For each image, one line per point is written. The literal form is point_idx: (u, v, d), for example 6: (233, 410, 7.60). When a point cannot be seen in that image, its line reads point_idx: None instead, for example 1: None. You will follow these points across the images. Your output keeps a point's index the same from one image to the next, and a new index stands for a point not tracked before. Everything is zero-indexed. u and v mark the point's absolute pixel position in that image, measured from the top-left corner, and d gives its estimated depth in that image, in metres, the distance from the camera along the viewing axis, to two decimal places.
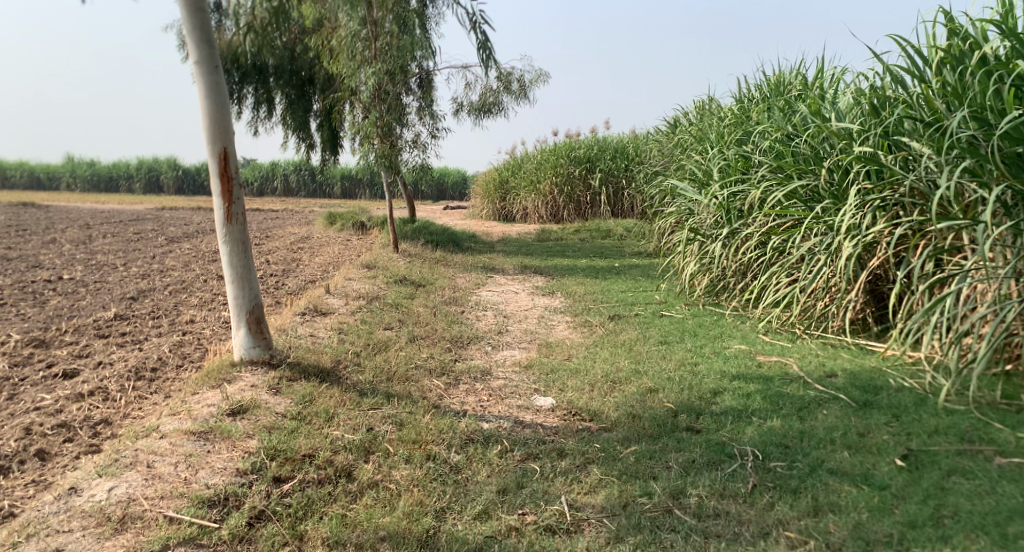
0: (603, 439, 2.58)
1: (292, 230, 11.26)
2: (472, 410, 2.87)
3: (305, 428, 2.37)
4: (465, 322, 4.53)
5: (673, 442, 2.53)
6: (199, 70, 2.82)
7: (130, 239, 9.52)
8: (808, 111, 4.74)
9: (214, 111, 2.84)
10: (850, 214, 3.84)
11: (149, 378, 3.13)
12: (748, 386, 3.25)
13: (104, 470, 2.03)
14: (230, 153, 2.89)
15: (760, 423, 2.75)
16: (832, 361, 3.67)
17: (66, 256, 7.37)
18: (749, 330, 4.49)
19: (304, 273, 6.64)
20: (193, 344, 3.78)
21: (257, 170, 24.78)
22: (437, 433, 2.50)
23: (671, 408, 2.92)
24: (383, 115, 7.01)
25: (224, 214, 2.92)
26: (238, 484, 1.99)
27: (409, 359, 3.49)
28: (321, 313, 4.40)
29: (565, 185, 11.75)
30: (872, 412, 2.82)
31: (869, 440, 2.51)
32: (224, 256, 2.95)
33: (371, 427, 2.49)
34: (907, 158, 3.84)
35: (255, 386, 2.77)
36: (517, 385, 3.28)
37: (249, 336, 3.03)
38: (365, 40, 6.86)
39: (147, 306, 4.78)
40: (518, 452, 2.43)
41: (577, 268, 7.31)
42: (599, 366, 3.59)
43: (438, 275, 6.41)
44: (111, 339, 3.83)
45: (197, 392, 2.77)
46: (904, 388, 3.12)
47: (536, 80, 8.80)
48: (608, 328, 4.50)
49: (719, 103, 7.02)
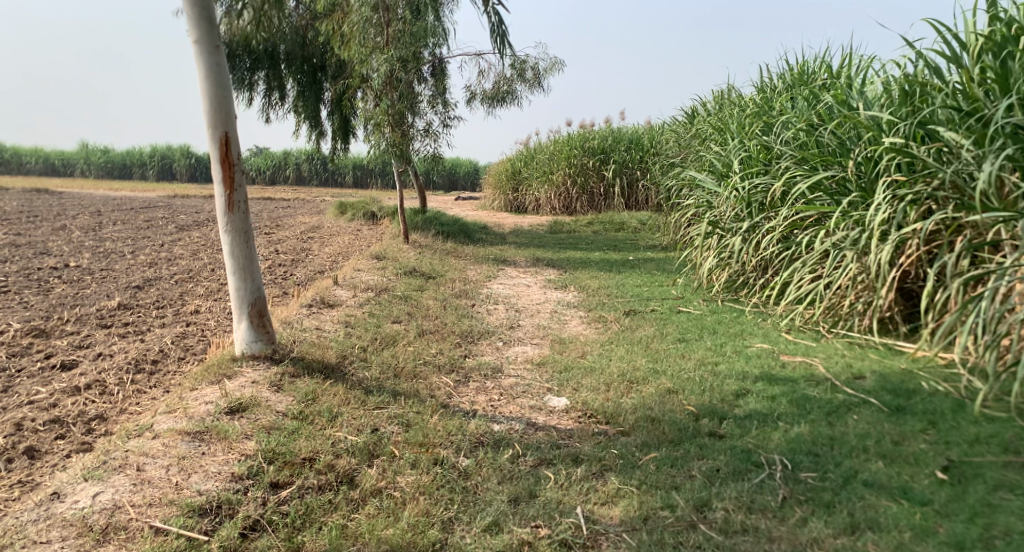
0: (621, 444, 2.44)
1: (302, 219, 11.16)
2: (482, 411, 2.74)
3: (308, 429, 2.25)
4: (475, 316, 4.40)
5: (696, 449, 2.39)
6: (199, 49, 2.68)
7: (140, 226, 9.46)
8: (834, 101, 4.53)
9: (215, 94, 2.71)
10: (882, 208, 3.66)
11: (149, 372, 3.03)
12: (773, 388, 3.09)
13: (90, 474, 1.91)
14: (232, 138, 2.76)
15: (786, 429, 2.60)
16: (859, 362, 3.50)
17: (75, 243, 7.30)
18: (770, 328, 4.33)
19: (313, 263, 6.53)
20: (196, 336, 3.67)
21: (270, 158, 24.70)
22: (445, 435, 2.37)
23: (692, 412, 2.77)
24: (395, 103, 6.86)
25: (225, 203, 2.79)
26: (232, 490, 1.87)
27: (418, 355, 3.36)
28: (328, 305, 4.28)
29: (578, 176, 11.58)
30: (906, 419, 2.66)
31: (905, 450, 2.35)
32: (225, 246, 2.83)
33: (377, 428, 2.37)
34: (941, 150, 3.65)
35: (256, 382, 2.65)
36: (530, 384, 3.15)
37: (251, 330, 2.91)
38: (377, 25, 6.73)
39: (152, 295, 4.69)
40: (530, 457, 2.30)
41: (591, 261, 7.15)
42: (615, 364, 3.44)
43: (449, 267, 6.28)
44: (113, 330, 3.73)
45: (195, 388, 2.65)
46: (938, 392, 2.94)
47: (551, 67, 8.61)
48: (624, 324, 4.35)
49: (739, 93, 6.81)
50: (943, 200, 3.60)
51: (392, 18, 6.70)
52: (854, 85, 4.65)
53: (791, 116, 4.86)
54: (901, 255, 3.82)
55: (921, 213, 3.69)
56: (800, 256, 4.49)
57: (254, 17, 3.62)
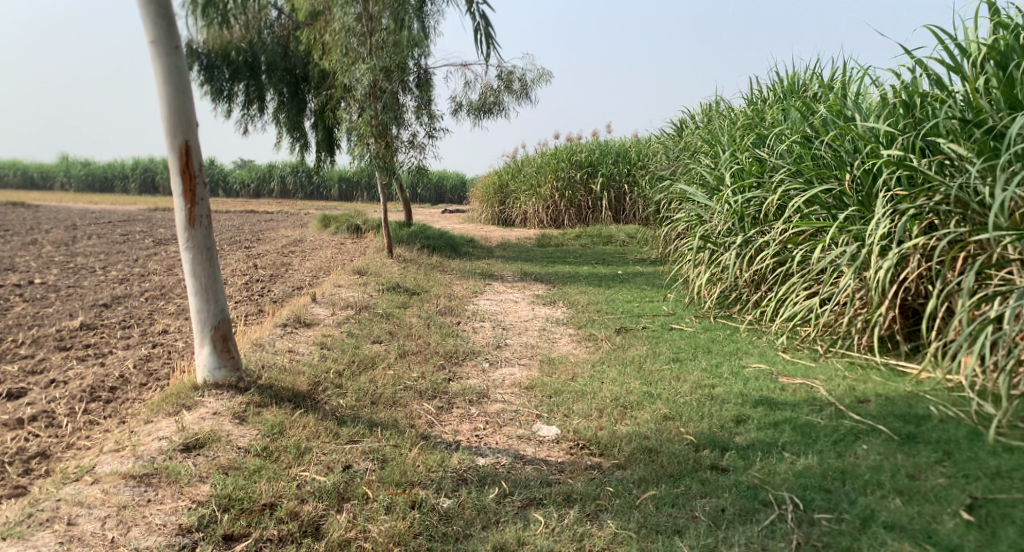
0: (617, 480, 2.24)
1: (285, 233, 10.90)
2: (466, 442, 2.54)
3: (272, 467, 2.04)
4: (461, 335, 4.20)
5: (698, 485, 2.20)
6: (155, 50, 2.47)
7: (116, 240, 9.17)
8: (829, 112, 4.41)
9: (174, 99, 2.50)
10: (882, 222, 3.51)
11: (105, 400, 2.80)
12: (775, 414, 2.91)
13: (10, 531, 1.68)
14: (193, 147, 2.55)
15: (793, 461, 2.41)
16: (861, 384, 3.33)
17: (43, 259, 7.02)
18: (766, 347, 4.16)
19: (293, 279, 6.29)
20: (161, 359, 3.44)
21: (254, 170, 24.32)
22: (424, 472, 2.16)
23: (692, 442, 2.57)
24: (379, 114, 6.66)
25: (186, 217, 2.57)
26: (177, 546, 1.66)
27: (398, 379, 3.15)
28: (304, 325, 4.07)
29: (566, 190, 11.45)
30: (919, 448, 2.49)
31: (923, 485, 2.17)
32: (186, 264, 2.61)
33: (349, 465, 2.16)
34: (943, 162, 3.53)
35: (217, 413, 2.43)
36: (518, 410, 2.94)
37: (214, 355, 2.68)
38: (360, 35, 6.55)
39: (119, 314, 4.44)
40: (518, 497, 2.09)
41: (580, 275, 6.97)
42: (607, 388, 3.24)
43: (433, 282, 6.07)
44: (71, 352, 3.49)
45: (150, 421, 2.43)
46: (948, 418, 2.77)
47: (538, 78, 8.46)
48: (615, 343, 4.17)
49: (728, 105, 6.72)
50: (945, 215, 3.46)
51: (377, 27, 6.55)
52: (849, 96, 4.55)
53: (784, 127, 4.74)
54: (902, 272, 3.67)
55: (922, 228, 3.55)
56: (796, 271, 4.34)
57: (217, 13, 3.31)
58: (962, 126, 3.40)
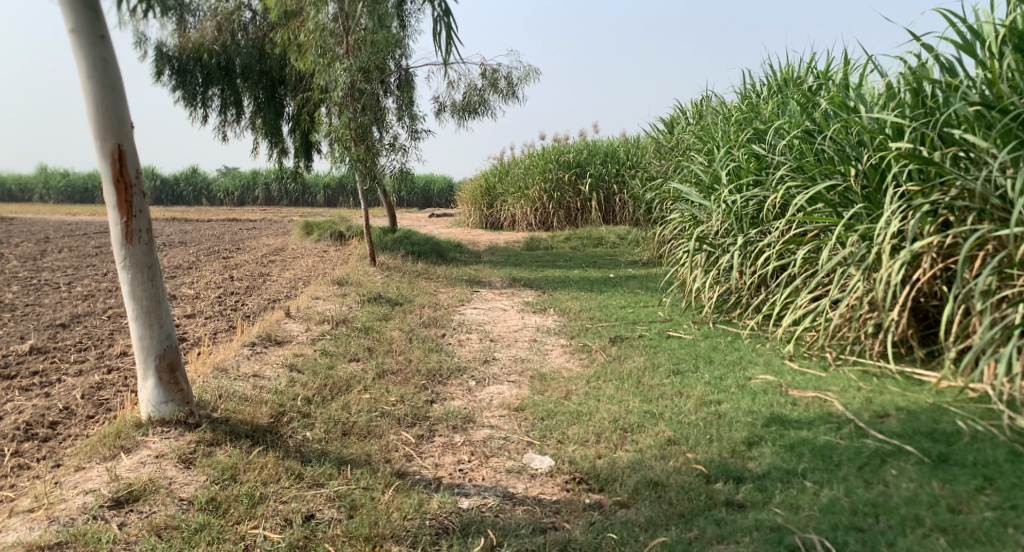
0: (619, 522, 1.97)
1: (266, 241, 10.54)
2: (447, 479, 2.25)
3: (215, 525, 1.77)
4: (445, 350, 3.90)
5: (712, 527, 1.92)
6: (76, 39, 2.17)
7: (88, 253, 8.80)
8: (831, 104, 4.15)
9: (101, 95, 2.19)
10: (894, 219, 3.24)
11: (42, 438, 2.48)
12: (790, 435, 2.64)
13: None
14: (127, 151, 2.24)
15: (817, 492, 2.14)
16: (878, 396, 3.07)
17: (6, 275, 6.64)
18: (771, 355, 3.88)
19: (269, 291, 5.97)
20: (114, 386, 3.11)
21: (236, 178, 23.95)
22: (398, 521, 1.87)
23: (703, 473, 2.29)
24: (358, 116, 6.28)
25: (122, 232, 2.27)
26: None
27: (374, 405, 2.84)
28: (275, 343, 3.77)
29: (554, 191, 11.18)
30: (956, 473, 2.22)
31: (969, 521, 1.90)
32: (123, 285, 2.31)
33: (310, 515, 1.88)
34: (956, 155, 3.28)
35: (161, 457, 2.14)
36: (507, 437, 2.64)
37: (160, 389, 2.37)
38: (336, 35, 6.23)
39: (75, 335, 4.10)
40: (506, 549, 1.81)
41: (571, 280, 6.69)
42: (604, 408, 2.95)
43: (418, 291, 5.78)
44: (15, 381, 3.16)
45: (83, 468, 2.13)
46: (983, 434, 2.50)
47: (525, 77, 8.18)
48: (610, 354, 3.88)
49: (720, 101, 6.49)
50: (961, 211, 3.20)
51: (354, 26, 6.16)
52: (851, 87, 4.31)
53: (783, 122, 4.50)
54: (917, 273, 3.40)
55: (937, 225, 3.29)
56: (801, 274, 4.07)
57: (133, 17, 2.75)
58: (976, 114, 3.16)
